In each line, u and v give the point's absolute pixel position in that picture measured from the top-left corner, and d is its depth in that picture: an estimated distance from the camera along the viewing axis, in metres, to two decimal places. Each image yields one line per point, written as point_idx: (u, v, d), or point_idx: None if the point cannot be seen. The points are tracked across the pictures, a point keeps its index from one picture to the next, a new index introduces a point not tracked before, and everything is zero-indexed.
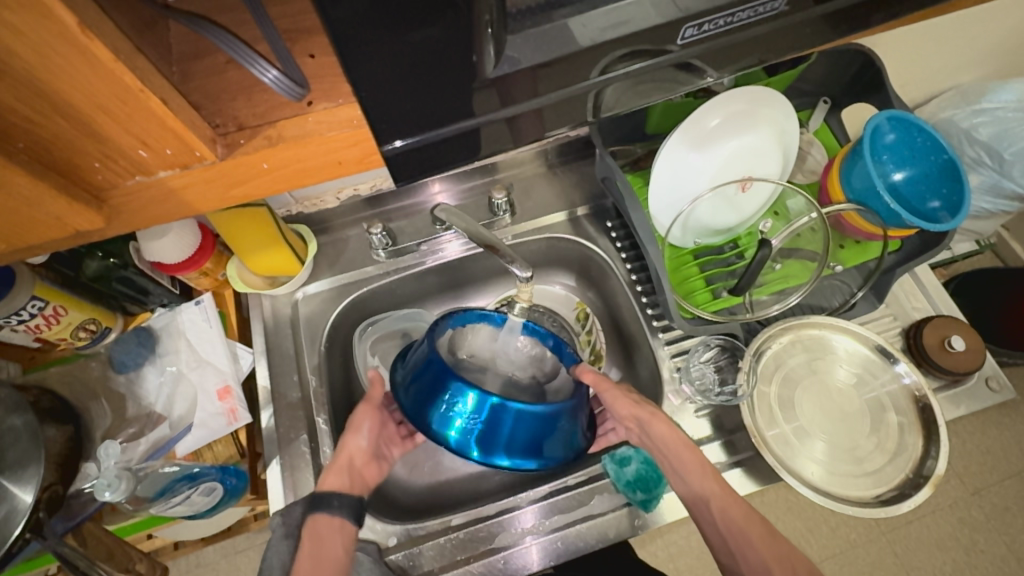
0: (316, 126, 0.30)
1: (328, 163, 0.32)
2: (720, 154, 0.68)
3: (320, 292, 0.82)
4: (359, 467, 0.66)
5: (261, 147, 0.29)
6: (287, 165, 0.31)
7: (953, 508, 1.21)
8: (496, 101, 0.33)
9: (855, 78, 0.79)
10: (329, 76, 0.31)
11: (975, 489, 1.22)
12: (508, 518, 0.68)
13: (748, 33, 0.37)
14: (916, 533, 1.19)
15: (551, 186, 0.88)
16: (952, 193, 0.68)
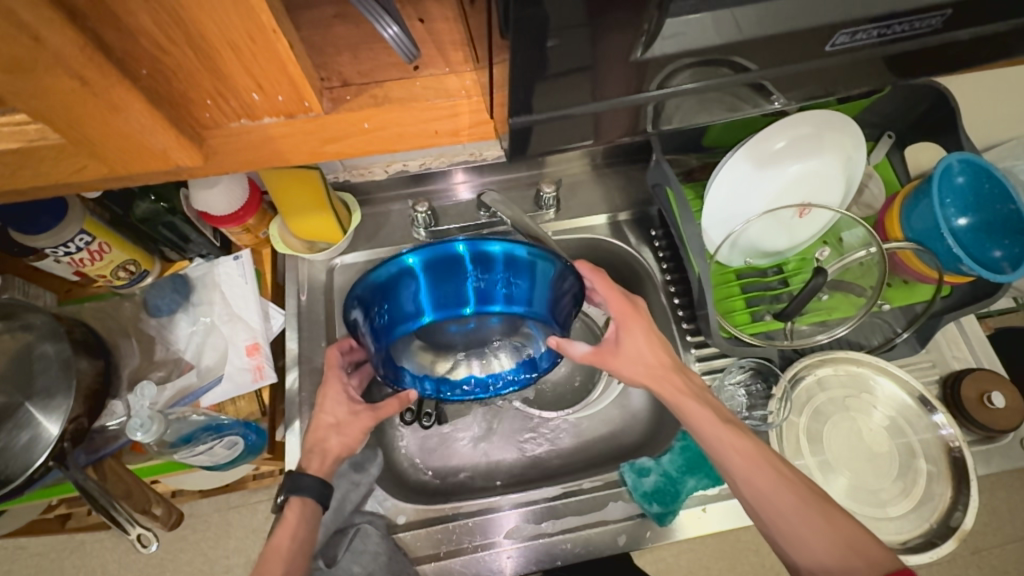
0: (422, 90, 0.30)
1: (423, 132, 0.31)
2: (780, 176, 0.67)
3: (356, 263, 0.82)
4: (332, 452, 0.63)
5: (367, 108, 0.29)
6: (387, 127, 0.30)
7: (951, 564, 1.21)
8: (606, 103, 0.32)
9: (925, 117, 0.77)
10: (434, 44, 0.31)
11: (975, 548, 1.21)
12: (488, 519, 0.67)
13: (867, 59, 0.34)
14: None
15: (597, 187, 0.87)
16: (1015, 244, 0.66)
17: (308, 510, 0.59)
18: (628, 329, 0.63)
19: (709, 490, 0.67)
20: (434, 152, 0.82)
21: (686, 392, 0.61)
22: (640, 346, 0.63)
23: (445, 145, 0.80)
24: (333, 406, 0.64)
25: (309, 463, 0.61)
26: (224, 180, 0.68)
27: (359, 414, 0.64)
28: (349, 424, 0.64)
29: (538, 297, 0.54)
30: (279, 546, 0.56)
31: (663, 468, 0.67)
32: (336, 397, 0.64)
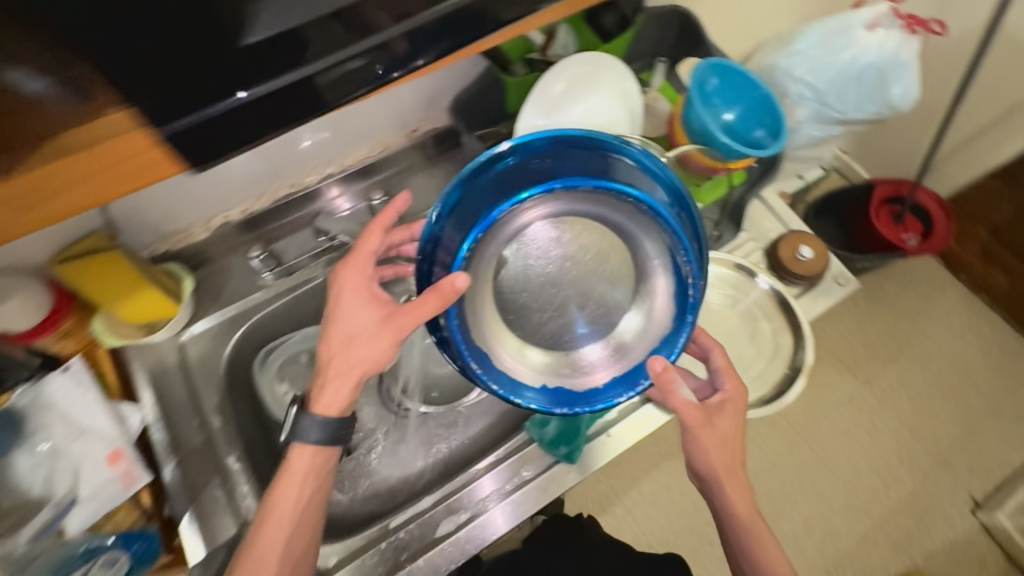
0: (89, 136, 0.35)
1: (112, 175, 0.36)
2: (570, 116, 0.74)
3: (207, 329, 0.77)
4: (346, 355, 0.57)
5: (51, 161, 0.34)
6: (64, 179, 0.35)
7: (826, 391, 1.60)
8: (272, 104, 0.38)
9: (680, 35, 0.90)
10: (92, 90, 0.35)
11: (867, 379, 1.62)
12: (471, 487, 0.70)
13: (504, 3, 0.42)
14: (829, 431, 1.57)
15: (430, 181, 0.88)
16: (772, 120, 0.77)
17: (317, 463, 0.59)
18: (720, 418, 0.63)
19: (608, 415, 0.71)
20: (254, 193, 0.79)
21: (738, 490, 0.64)
22: (719, 452, 0.63)
23: (261, 182, 0.78)
24: (356, 315, 0.57)
25: (323, 385, 0.58)
26: (17, 292, 0.62)
27: (381, 326, 0.56)
28: (365, 336, 0.56)
29: (682, 218, 0.54)
30: (279, 512, 0.58)
31: (561, 413, 0.71)
32: (354, 307, 0.58)
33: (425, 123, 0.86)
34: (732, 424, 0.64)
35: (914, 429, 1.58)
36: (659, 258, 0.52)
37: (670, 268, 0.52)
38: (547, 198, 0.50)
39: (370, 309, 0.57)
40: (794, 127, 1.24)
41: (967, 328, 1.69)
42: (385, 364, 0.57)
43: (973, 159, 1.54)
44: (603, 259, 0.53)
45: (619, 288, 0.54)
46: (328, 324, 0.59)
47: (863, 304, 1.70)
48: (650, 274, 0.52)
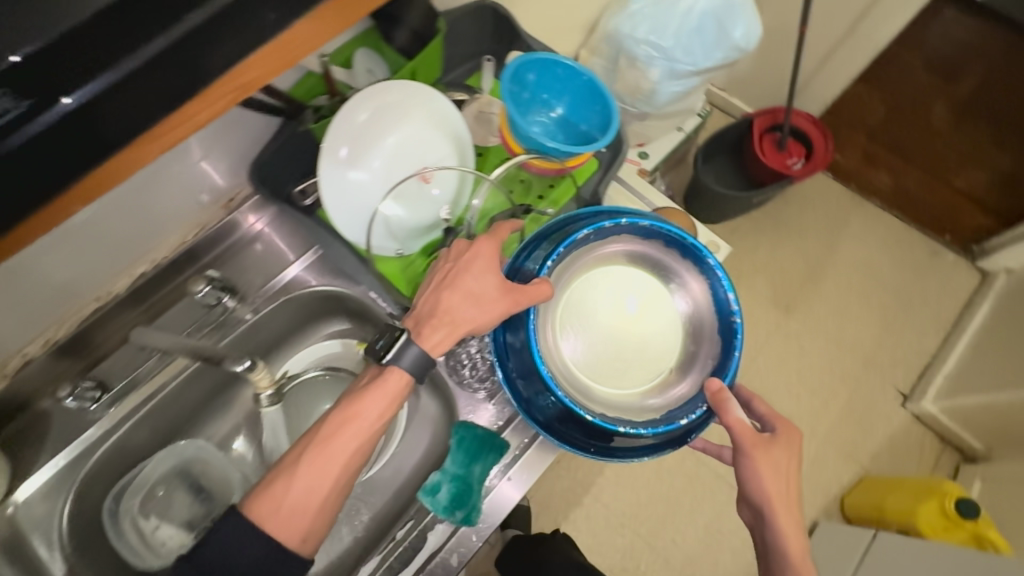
0: None
1: None
2: (381, 151, 0.68)
3: (40, 486, 0.68)
4: (427, 325, 0.62)
5: None
6: None
7: (755, 325, 1.58)
8: None
9: (497, 29, 0.82)
10: None
11: (787, 306, 1.60)
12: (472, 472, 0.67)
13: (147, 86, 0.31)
14: (764, 365, 1.55)
15: (264, 250, 0.81)
16: (601, 108, 0.74)
17: (403, 384, 0.62)
18: (767, 449, 0.62)
19: (500, 461, 0.67)
20: (53, 321, 0.68)
21: (784, 513, 0.62)
22: (777, 478, 0.62)
23: (54, 307, 0.67)
24: (484, 279, 0.62)
25: (424, 334, 0.62)
26: None
27: (494, 295, 0.62)
28: (487, 300, 0.62)
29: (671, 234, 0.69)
30: (332, 444, 0.60)
31: (451, 474, 0.66)
32: (482, 280, 0.62)
33: (242, 190, 0.77)
34: (776, 461, 0.62)
35: (843, 343, 1.57)
36: (693, 282, 0.70)
37: (694, 275, 0.70)
38: (617, 230, 0.68)
39: (467, 295, 0.62)
40: (651, 89, 1.19)
41: (868, 234, 1.66)
42: (483, 327, 0.63)
43: (835, 75, 1.52)
44: (668, 272, 0.70)
45: (665, 323, 0.69)
46: (450, 283, 0.62)
47: (776, 232, 1.66)
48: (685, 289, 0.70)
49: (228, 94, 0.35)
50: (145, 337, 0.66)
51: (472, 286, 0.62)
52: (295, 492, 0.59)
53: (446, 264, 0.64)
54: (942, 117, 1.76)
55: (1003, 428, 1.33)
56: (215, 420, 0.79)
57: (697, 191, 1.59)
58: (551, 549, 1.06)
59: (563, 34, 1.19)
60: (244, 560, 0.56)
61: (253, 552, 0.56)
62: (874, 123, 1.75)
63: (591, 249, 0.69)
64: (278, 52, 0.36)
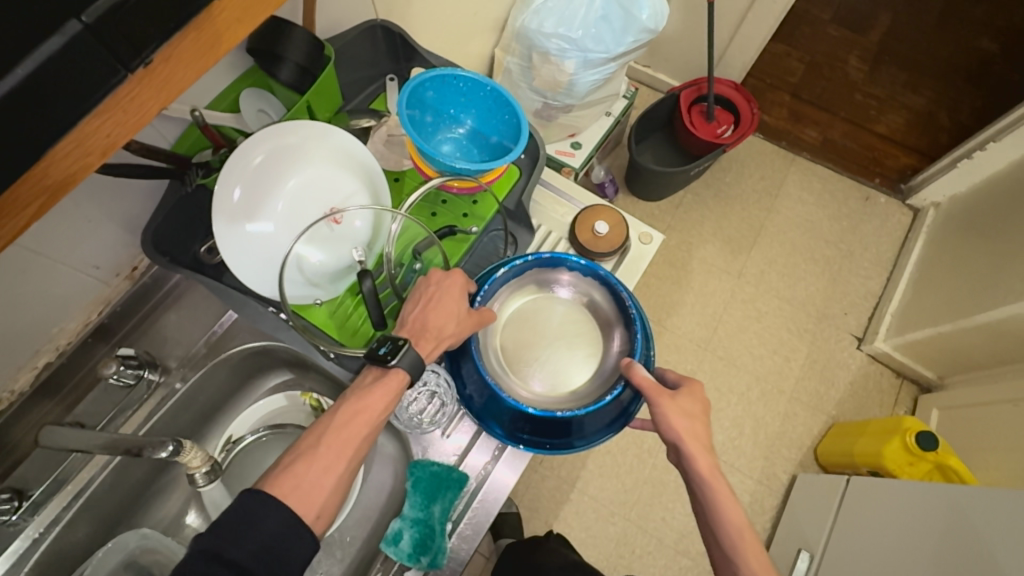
0: None
1: None
2: (284, 198, 0.65)
3: None
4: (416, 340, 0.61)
5: None
6: None
7: (711, 296, 1.61)
8: None
9: (391, 48, 0.79)
10: None
11: (738, 272, 1.63)
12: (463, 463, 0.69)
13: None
14: (725, 334, 1.58)
15: (182, 317, 0.76)
16: (510, 117, 0.71)
17: (404, 384, 0.59)
18: (675, 397, 0.63)
19: (460, 498, 0.66)
20: None
21: (704, 456, 0.61)
22: (687, 424, 0.62)
23: None
24: (459, 299, 0.64)
25: (423, 347, 0.61)
26: None
27: (471, 314, 0.64)
28: (465, 319, 0.64)
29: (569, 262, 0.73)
30: (340, 436, 0.56)
31: (411, 520, 0.66)
32: (457, 300, 0.64)
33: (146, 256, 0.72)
34: (687, 407, 0.63)
35: (796, 300, 1.61)
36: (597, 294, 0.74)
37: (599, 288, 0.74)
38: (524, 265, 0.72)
39: (454, 315, 0.63)
40: (570, 81, 1.18)
41: (804, 191, 1.71)
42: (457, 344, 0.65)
43: (749, 41, 1.54)
44: (580, 293, 0.74)
45: (582, 328, 0.73)
46: (436, 305, 0.62)
47: (717, 202, 1.69)
48: (594, 306, 0.73)
49: (30, 200, 0.29)
50: (55, 438, 0.56)
51: (454, 310, 0.63)
52: (311, 476, 0.53)
53: (428, 285, 0.63)
54: (857, 66, 1.82)
55: (951, 358, 1.39)
56: (161, 499, 0.76)
57: (634, 172, 1.59)
58: (545, 552, 1.01)
59: (474, 37, 1.16)
60: (267, 528, 0.48)
61: (271, 525, 0.48)
62: (795, 82, 1.80)
63: (503, 291, 0.72)
64: (82, 142, 0.29)
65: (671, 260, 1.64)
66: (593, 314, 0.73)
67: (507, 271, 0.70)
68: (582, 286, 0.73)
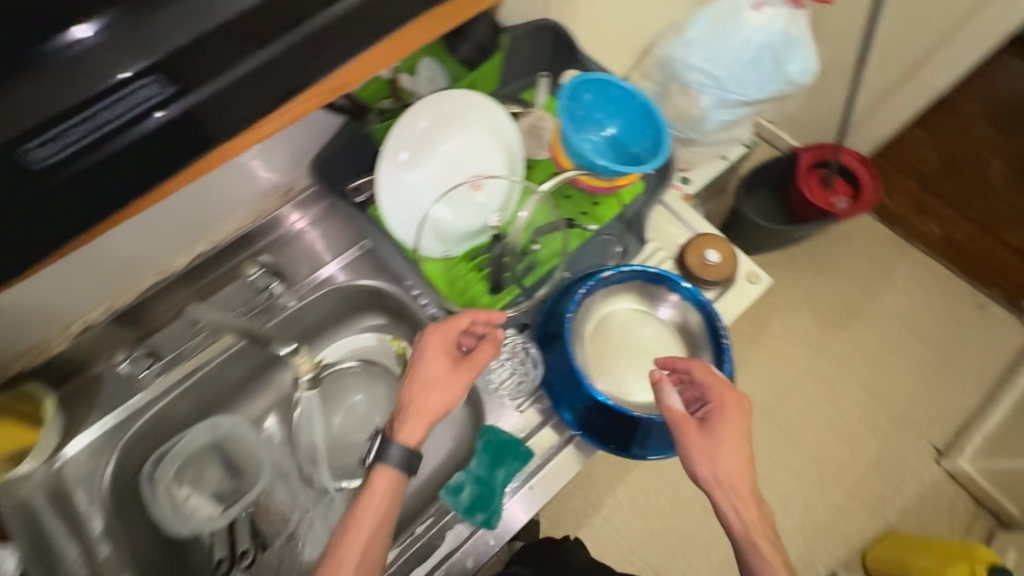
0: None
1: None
2: (438, 159, 0.71)
3: (86, 445, 0.71)
4: (408, 413, 0.61)
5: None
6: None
7: (786, 365, 1.55)
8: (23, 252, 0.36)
9: (557, 50, 0.85)
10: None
11: (819, 349, 1.56)
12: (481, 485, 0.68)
13: (168, 143, 0.38)
14: (791, 406, 1.51)
15: (315, 241, 0.83)
16: (653, 131, 0.74)
17: (393, 485, 0.59)
18: (720, 423, 0.62)
19: (523, 469, 0.69)
20: (115, 290, 0.72)
21: (738, 496, 0.60)
22: (729, 458, 0.61)
23: (121, 276, 0.72)
24: (433, 365, 0.62)
25: (410, 431, 0.60)
26: None
27: (453, 371, 0.63)
28: (449, 375, 0.63)
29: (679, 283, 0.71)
30: (365, 512, 0.58)
31: (475, 476, 0.68)
32: (439, 358, 0.63)
33: (299, 182, 0.81)
34: (722, 443, 0.61)
35: (877, 394, 1.52)
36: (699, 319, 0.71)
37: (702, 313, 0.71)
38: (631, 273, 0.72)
39: (430, 389, 0.62)
40: (700, 116, 1.19)
41: (912, 283, 1.61)
42: (451, 407, 0.62)
43: (888, 119, 1.49)
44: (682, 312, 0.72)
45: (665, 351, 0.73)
46: (421, 389, 0.62)
47: (814, 273, 1.63)
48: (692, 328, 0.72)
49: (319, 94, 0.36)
50: (204, 312, 0.70)
51: (432, 390, 0.62)
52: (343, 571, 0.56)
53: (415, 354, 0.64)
54: (998, 170, 1.71)
55: None
56: (250, 400, 0.83)
57: (735, 221, 1.58)
58: (563, 553, 1.01)
59: (617, 57, 1.21)
60: None
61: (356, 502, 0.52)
62: (925, 171, 1.71)
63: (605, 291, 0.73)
64: None
65: (752, 318, 1.59)
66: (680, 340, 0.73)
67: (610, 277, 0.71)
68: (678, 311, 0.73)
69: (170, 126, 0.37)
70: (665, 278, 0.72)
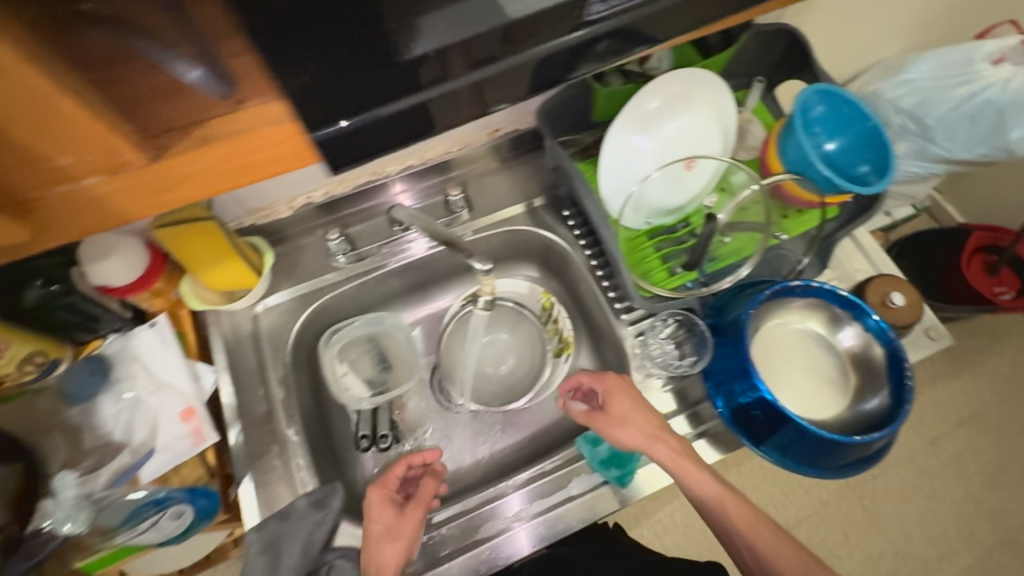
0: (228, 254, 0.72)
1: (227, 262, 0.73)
2: (662, 135, 0.71)
3: (280, 304, 0.81)
4: (377, 539, 0.66)
5: (209, 251, 0.71)
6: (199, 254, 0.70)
7: (912, 459, 1.35)
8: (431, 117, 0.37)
9: (784, 55, 0.83)
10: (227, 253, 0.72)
11: (929, 439, 1.37)
12: (497, 507, 0.72)
13: (461, 97, 0.37)
14: (881, 487, 1.32)
15: (505, 181, 0.89)
16: (879, 157, 0.71)
17: None
18: (614, 399, 0.70)
19: None
20: (336, 178, 0.81)
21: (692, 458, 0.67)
22: (706, 479, 0.66)
23: (347, 168, 0.80)
24: (383, 514, 0.67)
25: None
26: (118, 250, 0.67)
27: (402, 516, 0.68)
28: (399, 523, 0.67)
29: (870, 318, 0.68)
30: None
31: None
32: (384, 512, 0.67)
33: (506, 125, 0.87)
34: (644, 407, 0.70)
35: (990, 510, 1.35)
36: (880, 360, 0.68)
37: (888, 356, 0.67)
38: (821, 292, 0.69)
39: (389, 509, 0.68)
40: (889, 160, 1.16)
41: None
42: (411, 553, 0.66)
43: None
44: (863, 347, 0.69)
45: (835, 378, 0.70)
46: (384, 538, 0.66)
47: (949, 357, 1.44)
48: (873, 366, 0.68)
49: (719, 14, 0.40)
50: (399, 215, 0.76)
51: (381, 525, 0.66)
52: None
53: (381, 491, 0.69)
54: None
55: None
56: (406, 307, 0.89)
57: None
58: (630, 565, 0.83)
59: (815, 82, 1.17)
60: None
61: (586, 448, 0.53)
62: None
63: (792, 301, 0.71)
64: None
65: None
66: (856, 373, 0.70)
67: (803, 286, 0.69)
68: (863, 343, 0.69)
69: (542, 58, 0.37)
70: (856, 307, 0.69)
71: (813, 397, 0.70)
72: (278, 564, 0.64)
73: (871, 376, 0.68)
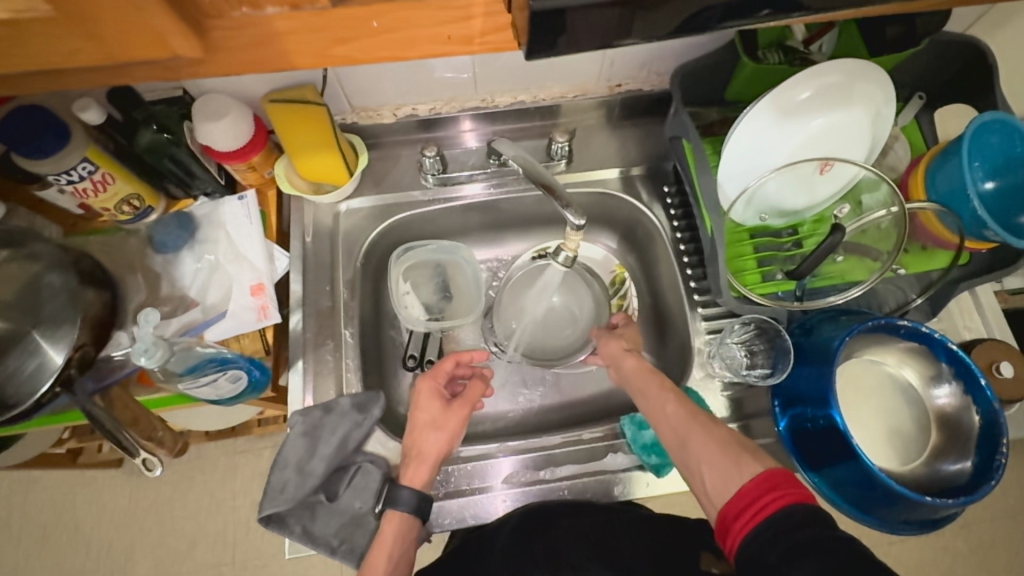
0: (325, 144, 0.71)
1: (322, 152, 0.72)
2: (803, 130, 0.64)
3: (362, 209, 0.81)
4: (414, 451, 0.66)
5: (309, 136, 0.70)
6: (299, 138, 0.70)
7: (939, 537, 1.19)
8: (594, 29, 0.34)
9: (959, 77, 0.72)
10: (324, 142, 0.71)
11: (963, 522, 1.19)
12: (489, 465, 0.72)
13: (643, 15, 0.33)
14: (896, 554, 1.17)
15: (611, 140, 0.84)
16: None
17: (404, 528, 0.63)
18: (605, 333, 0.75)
19: None
20: (446, 97, 0.78)
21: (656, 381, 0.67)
22: (722, 467, 0.55)
23: (458, 88, 0.77)
24: (428, 404, 0.69)
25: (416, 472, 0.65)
26: (231, 115, 0.66)
27: (448, 409, 0.69)
28: (444, 413, 0.69)
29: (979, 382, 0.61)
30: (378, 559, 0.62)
31: None
32: (428, 398, 0.69)
33: (630, 82, 0.80)
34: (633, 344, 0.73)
35: None
36: (976, 431, 0.62)
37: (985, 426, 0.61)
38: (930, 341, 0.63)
39: (433, 405, 0.69)
40: None
41: None
42: (452, 444, 0.67)
43: None
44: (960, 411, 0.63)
45: (912, 432, 0.66)
46: (418, 431, 0.67)
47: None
48: (964, 432, 0.62)
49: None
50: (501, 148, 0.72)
51: (428, 414, 0.68)
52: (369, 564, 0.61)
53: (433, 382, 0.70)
54: None
55: None
56: (478, 243, 0.88)
57: None
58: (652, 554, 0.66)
59: None
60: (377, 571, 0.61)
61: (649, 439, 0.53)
62: None
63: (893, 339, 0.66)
64: None
65: None
66: (939, 433, 0.65)
67: (911, 328, 0.63)
68: (957, 405, 0.64)
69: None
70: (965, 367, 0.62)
71: (882, 443, 0.66)
72: (313, 450, 0.65)
73: (959, 442, 0.63)
